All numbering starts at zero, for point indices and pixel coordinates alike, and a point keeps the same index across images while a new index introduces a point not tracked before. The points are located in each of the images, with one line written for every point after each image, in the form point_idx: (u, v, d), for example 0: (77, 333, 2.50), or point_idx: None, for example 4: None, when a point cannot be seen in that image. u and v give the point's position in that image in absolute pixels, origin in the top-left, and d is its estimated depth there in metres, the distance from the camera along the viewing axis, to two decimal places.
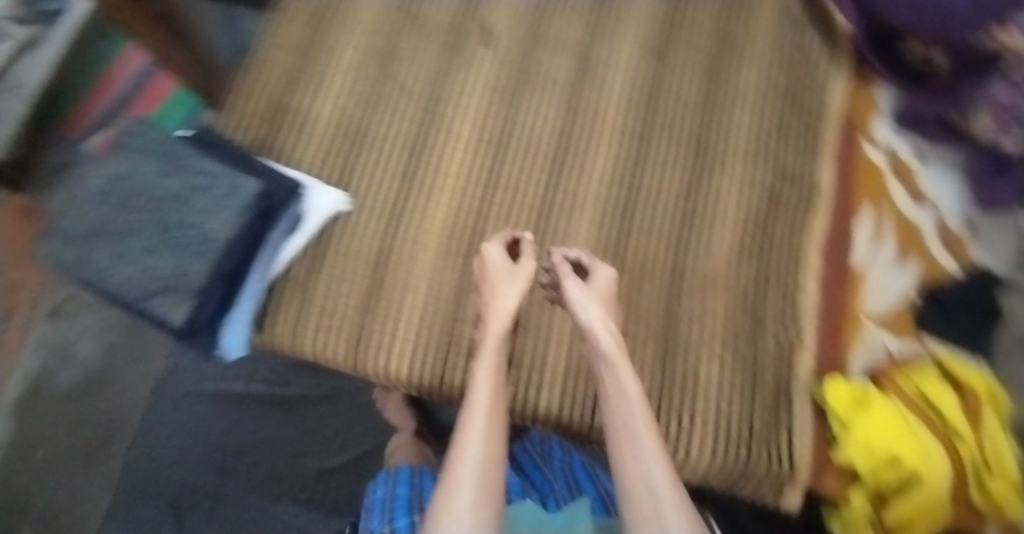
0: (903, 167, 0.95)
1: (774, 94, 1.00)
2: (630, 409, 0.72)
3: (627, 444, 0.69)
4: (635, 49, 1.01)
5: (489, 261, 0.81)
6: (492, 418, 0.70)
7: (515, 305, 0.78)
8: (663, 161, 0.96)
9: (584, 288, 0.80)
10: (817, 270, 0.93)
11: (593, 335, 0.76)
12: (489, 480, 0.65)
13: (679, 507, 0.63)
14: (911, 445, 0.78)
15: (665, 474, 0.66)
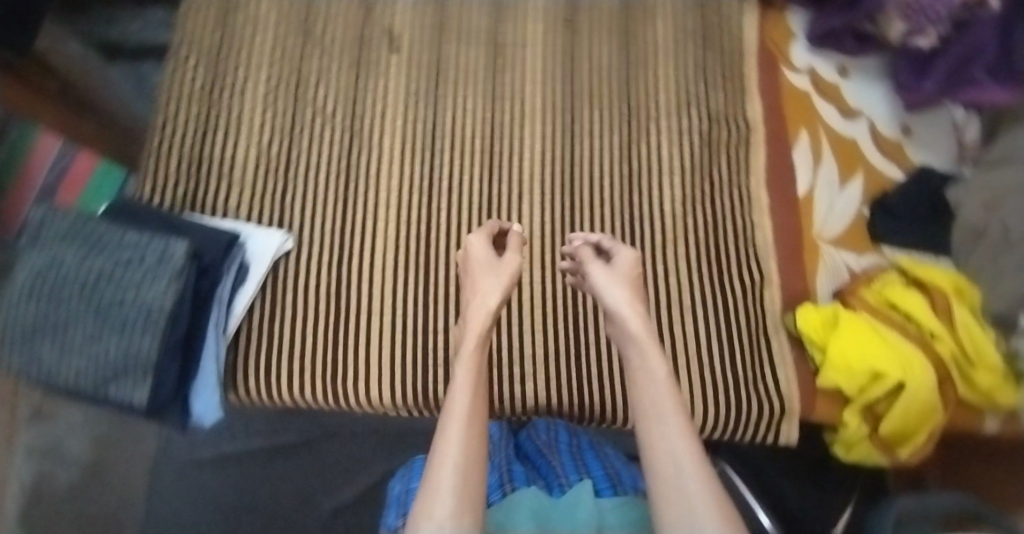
0: (827, 85, 0.95)
1: (688, 42, 1.00)
2: (653, 387, 0.62)
3: (652, 428, 0.60)
4: (546, 22, 0.98)
5: (477, 258, 0.76)
6: (472, 413, 0.63)
7: (499, 300, 0.71)
8: (596, 131, 0.95)
9: (608, 272, 0.72)
10: (766, 205, 0.93)
11: (617, 318, 0.68)
12: (471, 486, 0.57)
13: (711, 494, 0.54)
14: (890, 355, 0.78)
15: (692, 455, 0.57)
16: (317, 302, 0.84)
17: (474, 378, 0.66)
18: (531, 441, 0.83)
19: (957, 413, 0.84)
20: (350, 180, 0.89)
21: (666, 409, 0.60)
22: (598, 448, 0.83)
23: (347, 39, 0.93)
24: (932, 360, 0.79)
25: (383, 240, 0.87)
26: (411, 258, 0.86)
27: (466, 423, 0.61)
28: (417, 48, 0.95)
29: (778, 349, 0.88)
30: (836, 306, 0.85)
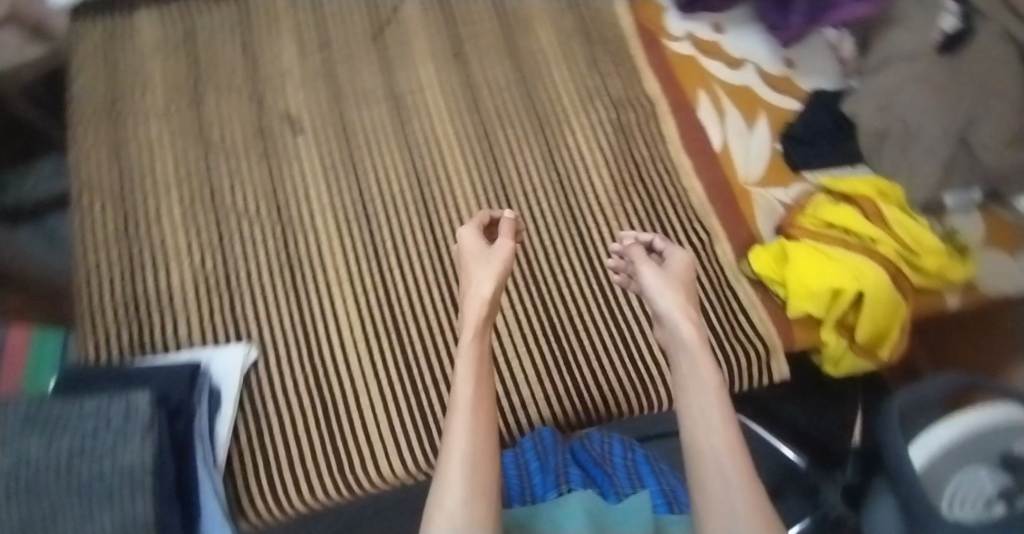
0: (709, 44, 1.01)
1: (573, 43, 1.03)
2: (699, 400, 0.60)
3: (700, 438, 0.58)
4: (435, 62, 0.99)
5: (471, 251, 0.71)
6: (479, 404, 0.61)
7: (493, 291, 0.67)
8: (517, 150, 0.96)
9: (660, 275, 0.69)
10: (690, 167, 0.97)
11: (666, 320, 0.65)
12: (483, 474, 0.56)
13: (758, 513, 0.52)
14: (842, 270, 0.82)
15: (738, 471, 0.55)
16: (301, 401, 0.81)
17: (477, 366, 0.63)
18: (584, 448, 0.79)
19: (919, 300, 0.88)
20: (296, 271, 0.87)
21: (715, 421, 0.58)
22: (654, 462, 0.81)
23: (247, 135, 0.92)
24: (880, 263, 0.84)
25: (348, 318, 0.85)
26: (382, 327, 0.85)
27: (474, 413, 0.60)
28: (319, 122, 0.93)
29: (748, 295, 0.91)
30: (781, 241, 0.89)
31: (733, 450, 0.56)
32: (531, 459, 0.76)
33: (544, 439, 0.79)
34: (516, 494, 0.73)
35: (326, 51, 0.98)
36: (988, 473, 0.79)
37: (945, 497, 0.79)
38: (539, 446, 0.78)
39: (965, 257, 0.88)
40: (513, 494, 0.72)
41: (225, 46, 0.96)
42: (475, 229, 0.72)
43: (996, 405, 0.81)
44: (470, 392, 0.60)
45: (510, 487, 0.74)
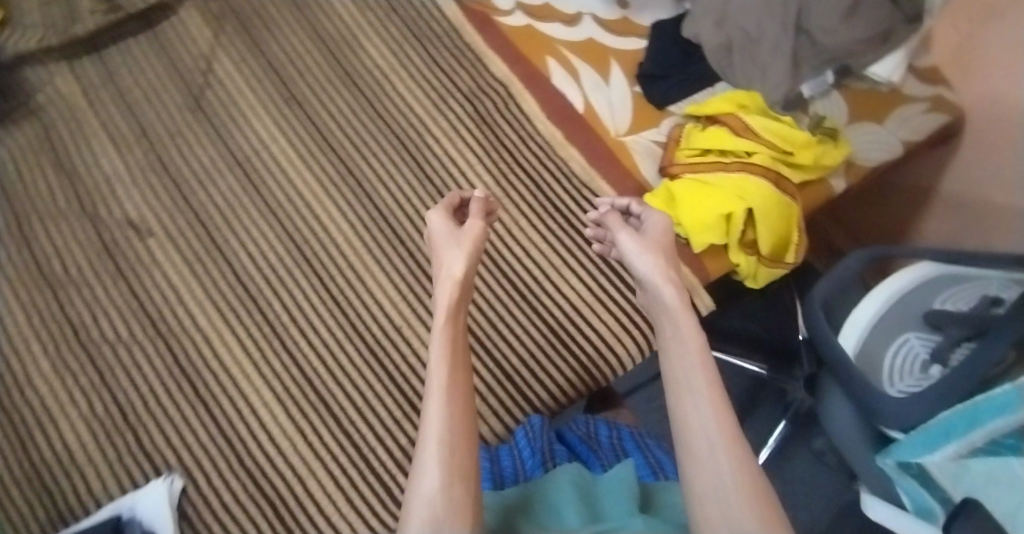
0: (540, 9, 0.98)
1: (406, 46, 0.97)
2: (682, 366, 0.57)
3: (684, 401, 0.55)
4: (269, 112, 0.92)
5: (442, 232, 0.65)
6: (454, 380, 0.55)
7: (465, 268, 0.62)
8: (388, 173, 0.90)
9: (639, 238, 0.66)
10: (562, 137, 0.94)
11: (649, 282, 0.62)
12: (463, 460, 0.50)
13: (747, 479, 0.50)
14: (727, 194, 0.83)
15: (725, 437, 0.52)
16: (248, 514, 0.74)
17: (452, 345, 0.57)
18: (570, 430, 0.81)
19: (808, 194, 0.90)
20: (196, 378, 0.79)
21: (700, 384, 0.55)
22: (639, 437, 0.81)
23: (94, 258, 0.83)
24: (759, 174, 0.84)
25: (269, 409, 0.79)
26: (307, 405, 0.79)
27: (448, 392, 0.54)
28: (169, 216, 0.85)
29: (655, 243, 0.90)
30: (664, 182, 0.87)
31: (719, 415, 0.53)
32: (522, 446, 0.77)
33: (534, 425, 0.80)
34: (511, 474, 0.73)
35: (149, 139, 0.89)
36: (918, 339, 0.82)
37: (884, 372, 0.81)
38: (529, 432, 0.79)
39: (838, 141, 0.90)
40: (504, 474, 0.72)
41: (36, 170, 0.86)
42: (447, 213, 0.67)
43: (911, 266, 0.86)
44: (444, 372, 0.54)
45: (502, 468, 0.74)
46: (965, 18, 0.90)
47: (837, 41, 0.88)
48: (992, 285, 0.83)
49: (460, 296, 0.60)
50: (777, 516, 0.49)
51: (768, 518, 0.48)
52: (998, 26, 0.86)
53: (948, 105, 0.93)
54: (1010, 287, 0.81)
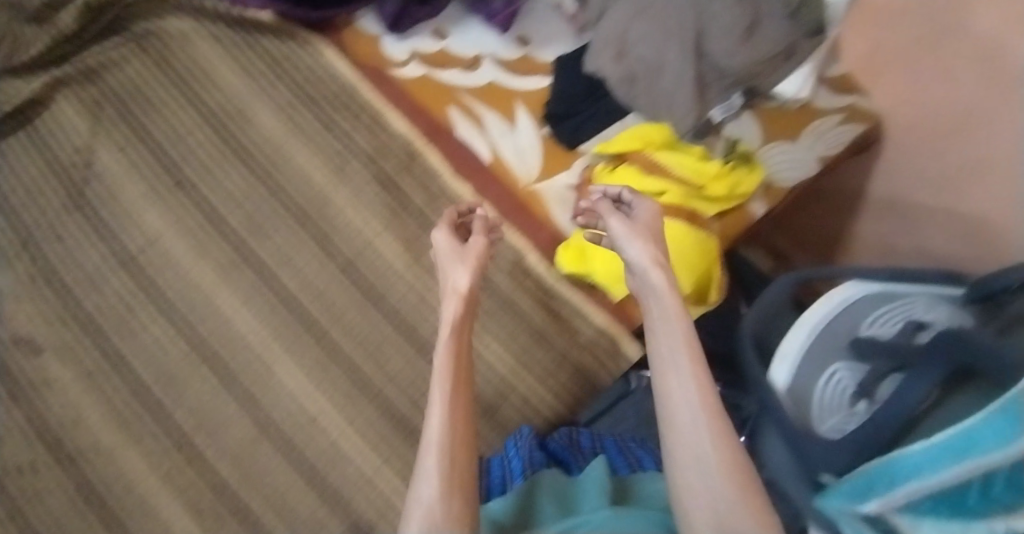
0: (437, 57, 0.93)
1: (299, 113, 0.92)
2: (667, 347, 0.55)
3: (669, 378, 0.53)
4: (160, 206, 0.88)
5: (446, 246, 0.63)
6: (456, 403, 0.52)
7: (468, 284, 0.60)
8: (289, 255, 0.87)
9: (630, 226, 0.62)
10: (471, 192, 0.90)
11: (640, 271, 0.59)
12: (461, 474, 0.48)
13: (736, 481, 0.48)
14: None
15: (715, 438, 0.50)
16: None
17: (455, 366, 0.55)
18: (554, 436, 0.80)
19: (730, 224, 0.87)
20: (99, 502, 0.75)
21: (689, 380, 0.52)
22: (619, 439, 0.82)
23: None
24: (669, 215, 0.82)
25: (179, 525, 0.74)
26: (220, 516, 0.75)
27: (451, 419, 0.51)
28: (62, 329, 0.82)
29: (575, 295, 0.87)
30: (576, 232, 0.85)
31: (706, 413, 0.51)
32: (511, 453, 0.77)
33: (522, 433, 0.79)
34: (501, 488, 0.73)
35: (35, 250, 0.86)
36: (846, 370, 0.78)
37: (815, 411, 0.76)
38: (516, 439, 0.78)
39: (754, 166, 0.87)
40: (492, 486, 0.74)
41: None
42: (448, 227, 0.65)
43: (839, 290, 0.84)
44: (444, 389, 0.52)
45: (491, 480, 0.75)
46: (871, 24, 0.86)
47: (742, 62, 0.85)
48: (920, 306, 0.81)
49: (464, 314, 0.58)
50: (769, 518, 0.47)
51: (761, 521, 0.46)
52: (910, 30, 0.82)
53: (863, 115, 0.90)
54: (939, 306, 0.80)
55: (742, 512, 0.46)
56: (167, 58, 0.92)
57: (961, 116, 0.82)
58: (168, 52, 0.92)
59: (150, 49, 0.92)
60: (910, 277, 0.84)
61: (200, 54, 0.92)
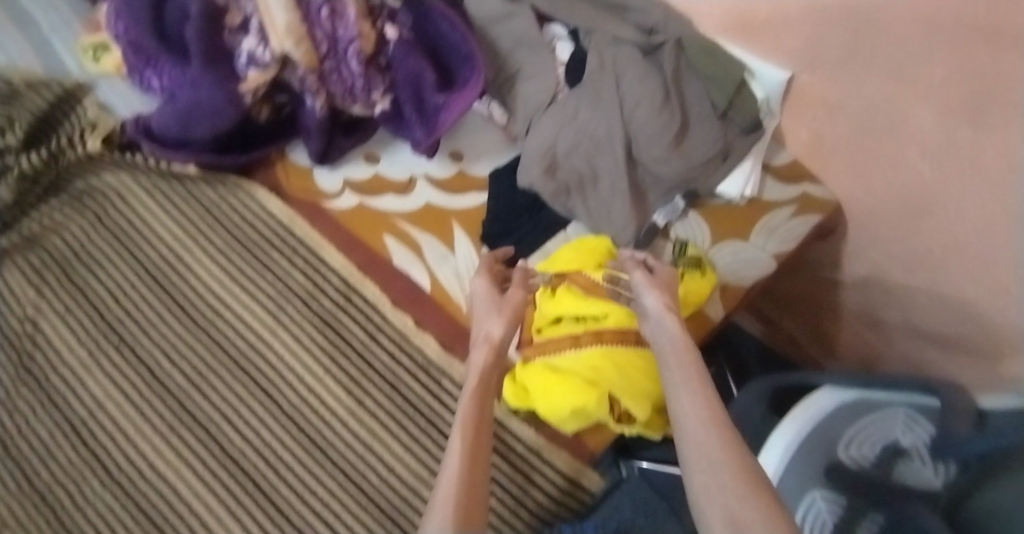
0: (371, 183, 0.91)
1: (234, 255, 0.90)
2: (674, 373, 0.58)
3: (679, 394, 0.56)
4: (100, 366, 0.86)
5: (486, 297, 0.71)
6: (477, 417, 0.57)
7: (501, 328, 0.67)
8: (231, 404, 0.83)
9: (650, 279, 0.69)
10: (412, 322, 0.86)
11: (653, 315, 0.66)
12: (473, 481, 0.51)
13: (744, 476, 0.46)
14: (575, 387, 0.75)
15: (721, 443, 0.49)
16: None
17: (481, 393, 0.60)
18: None
19: None
20: None
21: (696, 395, 0.55)
22: None
23: None
24: (614, 342, 0.77)
25: None
26: None
27: (469, 427, 0.56)
28: (11, 501, 0.77)
29: (527, 430, 0.82)
30: (518, 364, 0.80)
31: (710, 422, 0.51)
32: None
33: None
34: None
35: None
36: (825, 501, 0.68)
37: None
38: None
39: (705, 269, 0.80)
40: None
41: None
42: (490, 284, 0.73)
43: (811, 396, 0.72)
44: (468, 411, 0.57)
45: None
46: (808, 115, 0.80)
47: (673, 165, 0.81)
48: (899, 424, 0.71)
49: (490, 361, 0.64)
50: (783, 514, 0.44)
51: (773, 513, 0.43)
52: (845, 122, 0.76)
53: (818, 203, 0.84)
54: (918, 428, 0.70)
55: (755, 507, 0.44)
56: (106, 214, 0.92)
57: (917, 200, 0.75)
58: (108, 209, 0.92)
59: (88, 209, 0.92)
60: (887, 385, 0.71)
61: (137, 205, 0.92)
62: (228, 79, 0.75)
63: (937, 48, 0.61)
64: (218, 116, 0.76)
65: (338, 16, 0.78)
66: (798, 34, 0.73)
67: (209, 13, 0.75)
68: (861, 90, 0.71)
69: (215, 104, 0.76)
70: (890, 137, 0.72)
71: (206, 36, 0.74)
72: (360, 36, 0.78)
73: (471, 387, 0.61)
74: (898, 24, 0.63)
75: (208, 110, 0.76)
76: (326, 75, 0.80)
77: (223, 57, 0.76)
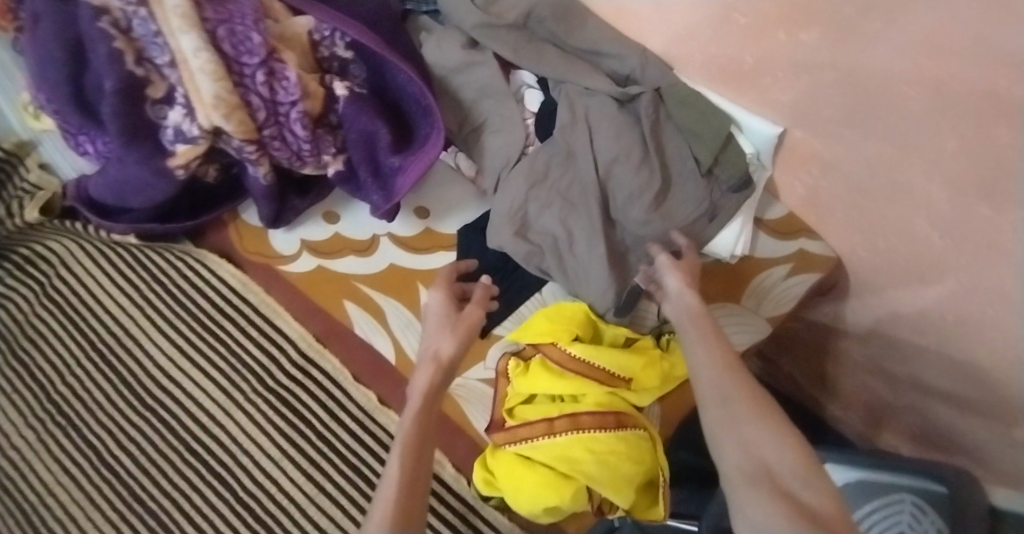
0: (329, 242, 0.84)
1: (186, 325, 0.85)
2: (692, 327, 0.60)
3: (693, 345, 0.58)
4: (50, 450, 0.82)
5: (441, 314, 0.68)
6: (422, 429, 0.57)
7: (452, 344, 0.64)
8: (183, 490, 0.79)
9: (675, 261, 0.68)
10: (376, 398, 0.79)
11: (672, 293, 0.64)
12: (414, 492, 0.52)
13: (754, 413, 0.51)
14: (547, 483, 0.68)
15: (736, 382, 0.53)
16: None
17: (427, 407, 0.59)
18: None
19: (671, 405, 0.76)
20: None
21: (712, 347, 0.57)
22: None
23: None
24: (592, 427, 0.69)
25: None
26: None
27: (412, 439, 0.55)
28: None
29: (501, 516, 0.78)
30: (488, 450, 0.74)
31: (728, 371, 0.54)
32: None
33: None
34: None
35: None
36: None
37: None
38: None
39: None
40: None
41: None
42: (448, 297, 0.70)
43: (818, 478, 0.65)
44: (412, 422, 0.56)
45: None
46: (802, 170, 0.72)
47: (658, 223, 0.72)
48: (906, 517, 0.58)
49: (439, 377, 0.62)
50: (791, 435, 0.50)
51: (783, 441, 0.49)
52: (842, 181, 0.68)
53: (816, 260, 0.76)
54: (925, 523, 0.57)
55: (767, 437, 0.49)
56: (51, 286, 0.87)
57: (921, 266, 0.68)
58: (52, 280, 0.87)
59: (32, 280, 0.87)
60: (892, 464, 0.60)
61: (81, 274, 0.87)
62: (153, 156, 0.72)
63: (946, 118, 0.53)
64: (147, 192, 0.76)
65: (276, 78, 0.72)
66: (788, 90, 0.66)
67: (125, 88, 0.67)
68: (858, 150, 0.64)
69: (140, 180, 0.74)
70: (893, 200, 0.65)
71: (123, 114, 0.68)
72: (302, 98, 0.73)
73: (416, 402, 0.59)
74: (901, 88, 0.55)
75: (135, 189, 0.76)
76: (266, 143, 0.76)
77: (147, 131, 0.71)
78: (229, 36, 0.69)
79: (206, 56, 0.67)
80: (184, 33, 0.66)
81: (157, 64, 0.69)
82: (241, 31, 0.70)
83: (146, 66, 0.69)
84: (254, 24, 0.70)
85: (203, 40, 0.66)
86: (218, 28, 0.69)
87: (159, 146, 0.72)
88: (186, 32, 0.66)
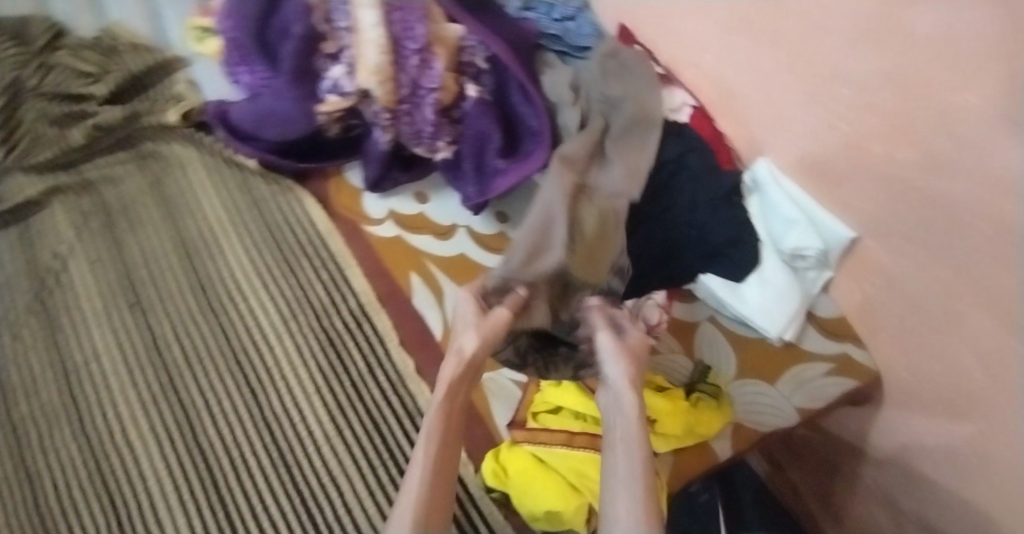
0: (415, 218, 0.89)
1: (265, 251, 0.93)
2: (620, 463, 0.55)
3: (609, 482, 0.54)
4: (108, 319, 0.89)
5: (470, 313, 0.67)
6: (447, 421, 0.60)
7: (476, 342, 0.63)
8: (215, 391, 0.83)
9: (618, 343, 0.65)
10: (414, 367, 0.83)
11: (611, 387, 0.62)
12: (440, 485, 0.55)
13: None
14: (552, 486, 0.71)
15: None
16: None
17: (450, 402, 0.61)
18: None
19: (686, 459, 0.77)
20: None
21: (635, 489, 0.53)
22: None
23: None
24: None
25: None
26: None
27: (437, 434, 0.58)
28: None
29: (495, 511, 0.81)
30: (506, 444, 0.78)
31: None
32: None
33: None
34: None
35: None
36: None
37: None
38: None
39: (721, 402, 0.79)
40: None
41: None
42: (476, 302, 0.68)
43: None
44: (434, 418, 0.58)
45: None
46: (864, 278, 0.78)
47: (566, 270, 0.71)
48: None
49: (463, 377, 0.63)
50: None
51: None
52: (898, 298, 0.74)
53: (856, 368, 0.80)
54: None
55: None
56: (163, 184, 1.00)
57: (954, 397, 0.71)
58: (166, 178, 1.01)
59: (149, 171, 1.01)
60: None
61: (191, 181, 1.00)
62: (308, 98, 0.85)
63: (1007, 259, 0.58)
64: (287, 125, 0.89)
65: (426, 66, 0.81)
66: (868, 199, 0.73)
67: (308, 37, 0.81)
68: (921, 269, 0.69)
69: (286, 114, 0.87)
70: (942, 325, 0.69)
71: (299, 55, 0.82)
72: (441, 88, 0.82)
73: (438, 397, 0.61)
74: (974, 223, 0.60)
75: (277, 120, 0.89)
76: (399, 116, 0.85)
77: (310, 76, 0.84)
78: (400, 21, 0.80)
79: (379, 31, 0.78)
80: (368, 9, 0.79)
81: (336, 26, 0.82)
82: (410, 20, 0.80)
83: (328, 24, 0.82)
84: (421, 17, 0.80)
85: (381, 18, 0.78)
86: (394, 13, 0.80)
87: (309, 95, 0.85)
88: (370, 8, 0.78)
